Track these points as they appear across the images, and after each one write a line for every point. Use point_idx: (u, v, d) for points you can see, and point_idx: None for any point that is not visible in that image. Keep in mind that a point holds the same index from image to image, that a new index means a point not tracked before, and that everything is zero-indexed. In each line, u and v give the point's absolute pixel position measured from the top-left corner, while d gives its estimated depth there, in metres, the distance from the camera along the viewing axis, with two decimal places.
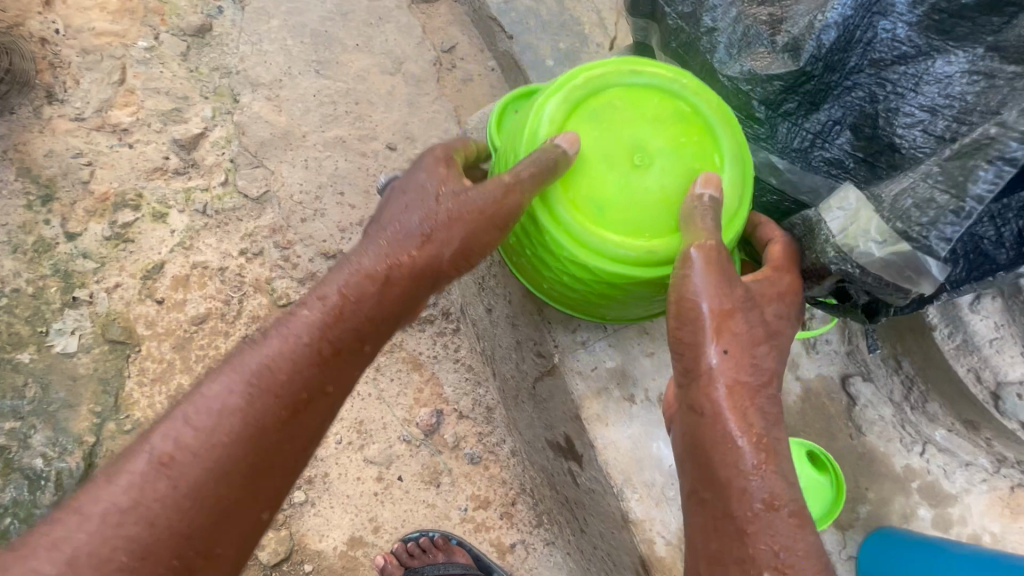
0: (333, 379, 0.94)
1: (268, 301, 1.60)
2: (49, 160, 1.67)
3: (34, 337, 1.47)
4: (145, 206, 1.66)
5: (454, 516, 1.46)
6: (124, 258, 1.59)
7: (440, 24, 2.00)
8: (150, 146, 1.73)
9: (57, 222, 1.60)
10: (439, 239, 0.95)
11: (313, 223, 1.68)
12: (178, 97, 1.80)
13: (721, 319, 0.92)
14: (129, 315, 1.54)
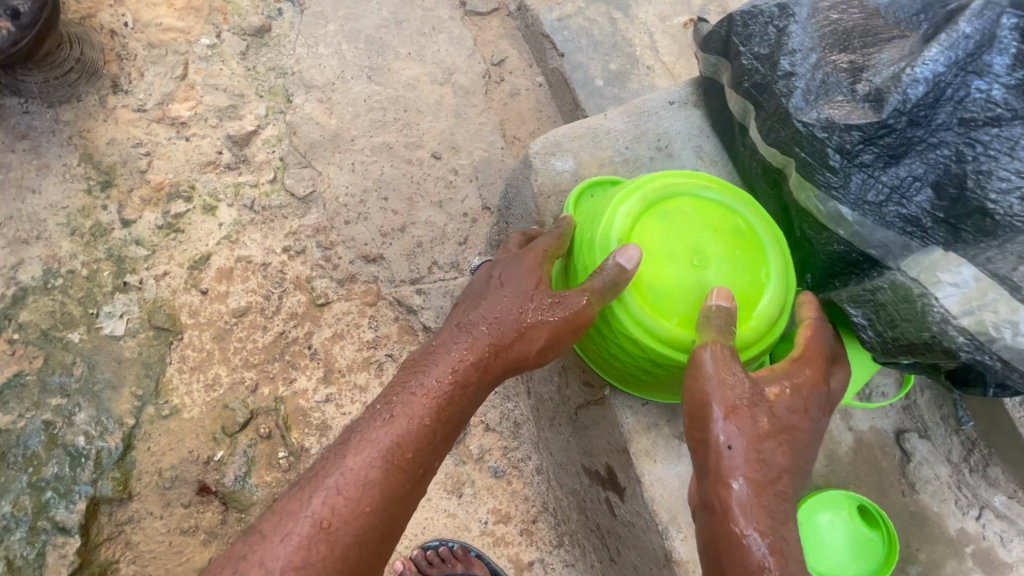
0: (437, 453, 1.08)
1: (307, 299, 1.63)
2: (110, 148, 1.74)
3: (85, 318, 1.53)
4: (197, 198, 1.71)
5: (474, 528, 1.46)
6: (174, 247, 1.65)
7: (491, 37, 2.03)
8: (205, 141, 1.79)
9: (114, 208, 1.67)
10: (530, 336, 1.08)
11: (356, 226, 1.71)
12: (234, 95, 1.86)
13: (728, 416, 0.95)
14: (175, 303, 1.59)
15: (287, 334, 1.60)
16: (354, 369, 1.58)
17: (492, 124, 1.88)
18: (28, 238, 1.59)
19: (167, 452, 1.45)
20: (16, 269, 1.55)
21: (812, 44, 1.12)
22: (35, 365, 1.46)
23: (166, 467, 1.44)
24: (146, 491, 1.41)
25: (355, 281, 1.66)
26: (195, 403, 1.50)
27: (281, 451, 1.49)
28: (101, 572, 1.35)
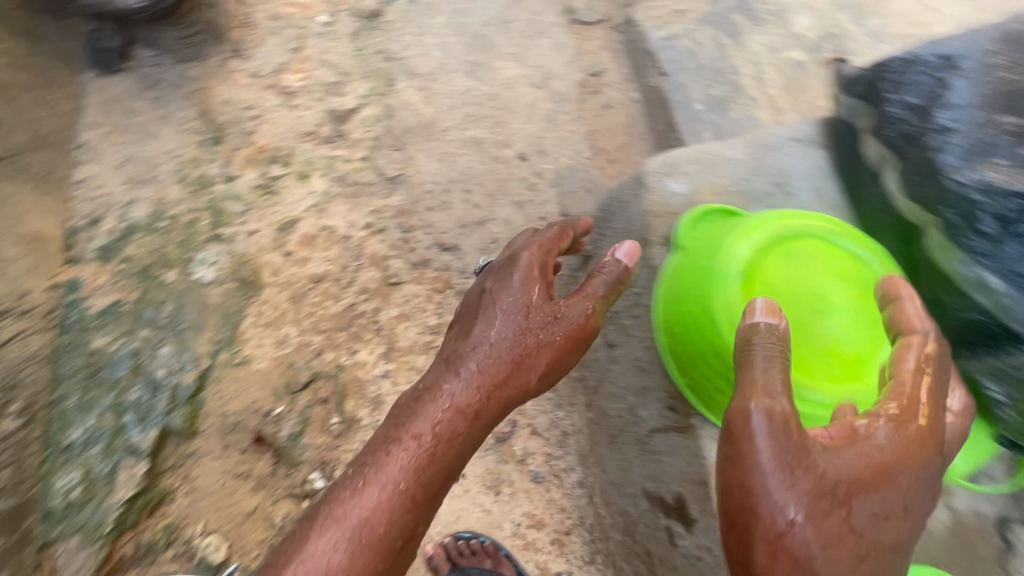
0: (434, 499, 1.07)
1: (380, 276, 1.69)
2: (224, 107, 1.86)
3: (180, 261, 1.63)
4: (294, 165, 1.81)
5: (506, 527, 1.47)
6: (266, 208, 1.74)
7: (592, 47, 2.03)
8: (308, 112, 1.88)
9: (219, 163, 1.78)
10: (528, 365, 1.11)
11: (437, 214, 1.75)
12: (341, 73, 1.95)
13: (773, 547, 0.84)
14: (259, 260, 1.68)
15: (357, 307, 1.66)
16: (415, 350, 1.63)
17: (581, 132, 1.88)
18: (142, 179, 1.72)
19: (233, 398, 1.53)
20: (127, 206, 1.68)
21: (978, 102, 1.11)
22: (132, 297, 1.57)
23: (230, 412, 1.52)
24: (209, 431, 1.50)
25: (427, 267, 1.71)
26: (264, 357, 1.58)
27: (334, 417, 1.55)
28: (160, 499, 1.42)
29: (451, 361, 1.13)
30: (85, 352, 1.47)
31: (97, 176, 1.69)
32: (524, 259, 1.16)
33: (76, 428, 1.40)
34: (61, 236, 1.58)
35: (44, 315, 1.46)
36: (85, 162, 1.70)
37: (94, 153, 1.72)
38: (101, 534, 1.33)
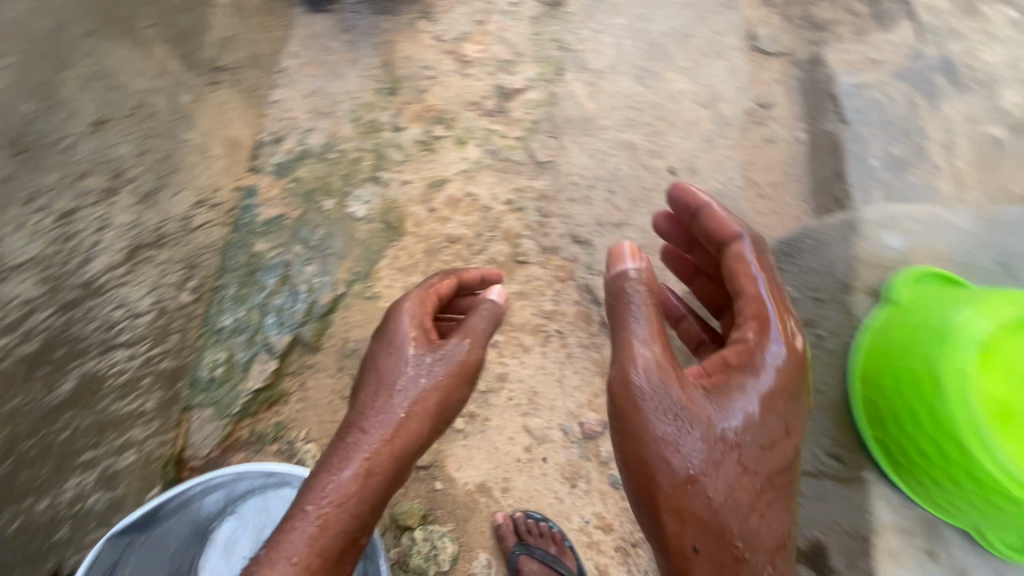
0: (332, 547, 1.12)
1: (510, 252, 1.76)
2: (405, 62, 1.98)
3: (340, 192, 1.77)
4: (454, 129, 1.90)
5: (575, 521, 1.53)
6: (422, 163, 1.85)
7: (767, 78, 1.95)
8: (477, 83, 1.97)
9: (390, 112, 1.90)
10: (415, 418, 1.20)
11: (577, 208, 1.79)
12: (516, 52, 2.02)
13: (677, 508, 1.00)
14: (405, 210, 1.79)
15: (481, 275, 1.74)
16: (526, 329, 1.68)
17: (738, 160, 1.83)
18: (323, 112, 1.87)
19: (356, 328, 1.66)
20: (306, 133, 1.83)
21: None
22: (294, 215, 1.71)
23: (352, 339, 1.65)
24: (330, 351, 1.63)
25: (555, 255, 1.75)
26: (390, 299, 1.70)
27: None
28: (278, 397, 1.57)
29: (341, 433, 1.21)
30: (247, 254, 1.62)
31: (286, 100, 1.86)
32: (399, 304, 1.29)
33: (227, 316, 1.56)
34: (250, 146, 1.75)
35: (225, 210, 1.61)
36: (280, 87, 1.87)
37: (288, 79, 1.88)
38: (231, 412, 1.49)
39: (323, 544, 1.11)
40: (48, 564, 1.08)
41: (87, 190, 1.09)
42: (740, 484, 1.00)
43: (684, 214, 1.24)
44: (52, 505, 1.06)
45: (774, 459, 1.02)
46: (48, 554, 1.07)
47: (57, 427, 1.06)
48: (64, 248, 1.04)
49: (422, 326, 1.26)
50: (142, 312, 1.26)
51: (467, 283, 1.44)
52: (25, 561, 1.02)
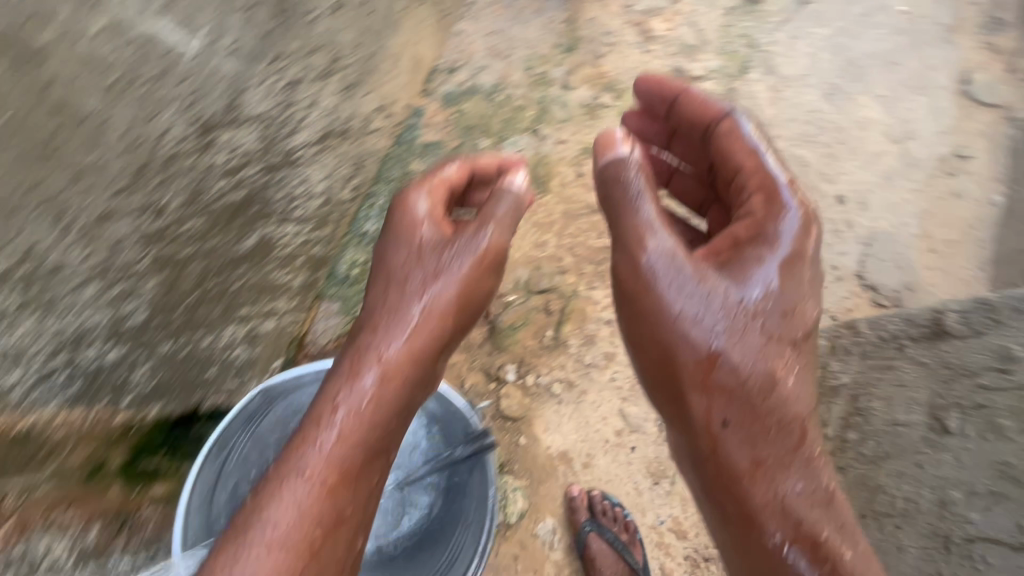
0: (358, 462, 0.97)
1: None
2: (588, 24, 1.94)
3: (498, 135, 1.78)
4: (622, 101, 1.85)
5: (649, 517, 1.50)
6: (583, 127, 1.82)
7: (971, 128, 1.77)
8: (655, 61, 1.90)
9: (564, 69, 1.88)
10: (436, 308, 1.04)
11: None
12: (702, 38, 1.93)
13: (705, 393, 0.91)
14: (554, 167, 1.77)
15: None
16: None
17: (917, 206, 1.67)
18: (500, 54, 1.88)
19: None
20: (479, 70, 1.84)
21: None
22: (451, 145, 1.74)
23: None
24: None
25: None
26: (520, 251, 1.71)
27: (549, 331, 1.65)
28: None
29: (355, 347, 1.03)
30: (402, 170, 1.66)
31: (469, 35, 1.87)
32: (402, 197, 1.10)
33: (371, 223, 1.58)
34: (426, 69, 1.76)
35: (394, 123, 1.65)
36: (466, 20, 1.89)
37: (475, 15, 1.90)
38: (355, 311, 1.48)
39: (344, 455, 0.96)
40: (196, 396, 1.12)
41: (310, 67, 1.12)
42: (768, 355, 0.90)
43: (660, 107, 1.14)
44: (211, 345, 1.11)
45: (797, 326, 0.92)
46: (197, 389, 1.12)
47: (234, 275, 1.11)
48: (282, 115, 1.08)
49: (431, 212, 1.08)
50: (313, 197, 1.31)
51: (482, 173, 1.17)
52: (183, 388, 1.07)
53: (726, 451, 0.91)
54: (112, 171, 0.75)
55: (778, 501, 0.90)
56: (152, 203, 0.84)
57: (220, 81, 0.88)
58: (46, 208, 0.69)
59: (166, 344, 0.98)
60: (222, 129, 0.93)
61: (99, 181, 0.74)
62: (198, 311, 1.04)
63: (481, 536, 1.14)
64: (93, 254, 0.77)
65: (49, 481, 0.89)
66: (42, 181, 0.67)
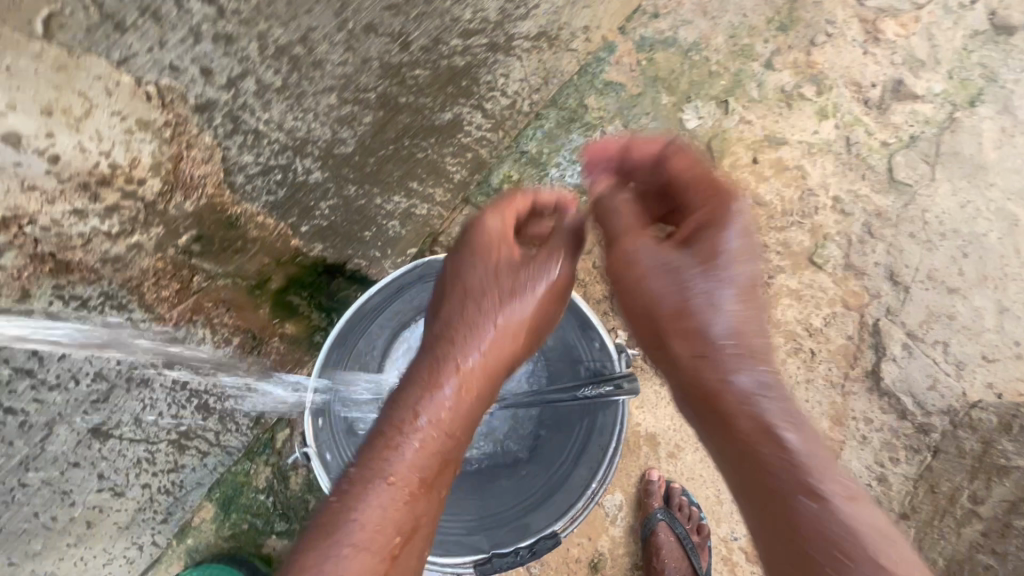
0: (438, 453, 0.90)
1: (808, 247, 1.53)
2: (811, 6, 1.62)
3: (680, 95, 1.57)
4: (825, 98, 1.59)
5: (723, 530, 1.44)
6: (774, 113, 1.58)
7: None
8: (873, 67, 1.60)
9: (770, 48, 1.60)
10: (522, 292, 0.95)
11: (911, 245, 1.50)
12: (933, 55, 1.60)
13: (687, 337, 0.85)
14: (731, 144, 1.57)
15: (766, 251, 1.53)
16: (781, 329, 1.51)
17: None
18: (707, 13, 1.60)
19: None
20: (682, 24, 1.59)
21: None
22: (631, 92, 1.55)
23: None
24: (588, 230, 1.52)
25: (856, 279, 1.51)
26: None
27: None
28: None
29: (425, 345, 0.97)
30: (579, 100, 1.52)
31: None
32: (479, 216, 1.01)
33: (532, 143, 1.50)
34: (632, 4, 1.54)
35: (586, 49, 1.50)
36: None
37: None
38: None
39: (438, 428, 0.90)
40: (348, 251, 1.17)
41: None
42: (749, 298, 0.86)
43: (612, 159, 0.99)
44: (379, 207, 1.14)
45: (750, 291, 0.86)
46: (352, 244, 1.16)
47: (420, 146, 1.11)
48: None
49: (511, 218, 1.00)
50: (505, 94, 1.24)
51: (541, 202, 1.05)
52: (343, 236, 1.12)
53: (708, 378, 0.83)
54: None
55: (756, 415, 0.81)
56: (402, 34, 0.86)
57: None
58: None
59: (351, 187, 1.04)
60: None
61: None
62: (384, 167, 1.07)
63: (591, 484, 1.12)
64: (347, 62, 0.82)
65: (229, 279, 0.98)
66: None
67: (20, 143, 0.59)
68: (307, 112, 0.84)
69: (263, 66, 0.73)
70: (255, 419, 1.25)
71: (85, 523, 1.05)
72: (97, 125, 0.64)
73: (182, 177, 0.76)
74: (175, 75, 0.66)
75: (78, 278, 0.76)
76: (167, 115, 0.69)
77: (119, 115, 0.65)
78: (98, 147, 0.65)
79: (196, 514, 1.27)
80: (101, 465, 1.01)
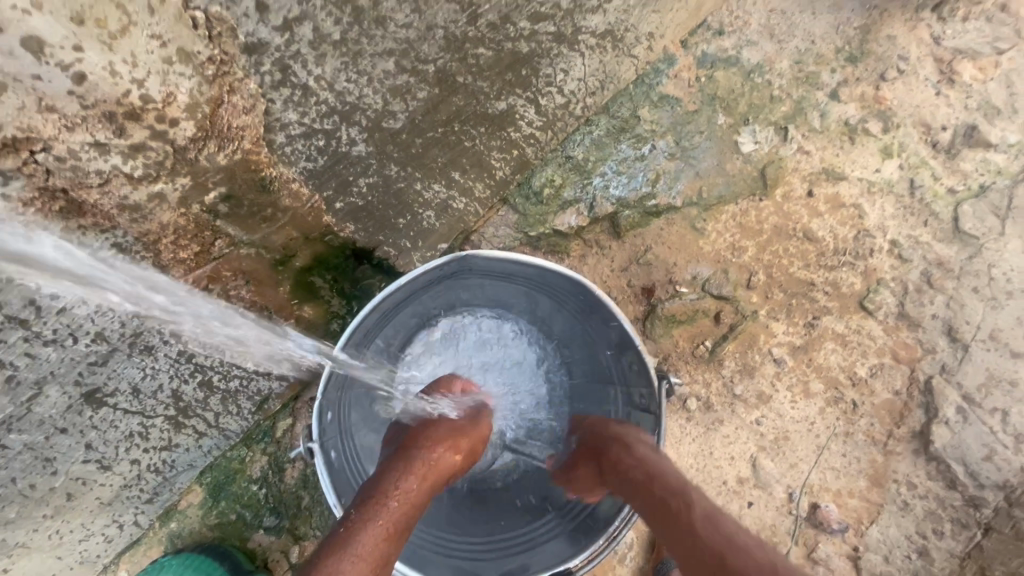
0: (409, 522, 0.86)
1: (860, 291, 1.43)
2: (884, 39, 1.50)
3: (737, 117, 1.48)
4: (891, 136, 1.49)
5: None
6: (834, 146, 1.49)
7: None
8: (946, 110, 1.48)
9: (837, 77, 1.50)
10: (476, 420, 1.06)
11: (974, 300, 1.38)
12: (1011, 103, 1.47)
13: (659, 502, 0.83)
14: (787, 173, 1.47)
15: (813, 289, 1.44)
16: (823, 374, 1.41)
17: None
18: (775, 35, 1.50)
19: (664, 246, 1.45)
20: (748, 44, 1.49)
21: None
22: (688, 108, 1.46)
23: (652, 252, 1.45)
24: (626, 246, 1.46)
25: (908, 330, 1.41)
26: (711, 244, 1.46)
27: (707, 342, 1.43)
28: (580, 251, 1.47)
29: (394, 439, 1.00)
30: (632, 111, 1.43)
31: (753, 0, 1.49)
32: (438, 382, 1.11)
33: (578, 149, 1.42)
34: (698, 18, 1.45)
35: (646, 58, 1.42)
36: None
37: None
38: (528, 232, 1.42)
39: (417, 492, 0.89)
40: (380, 236, 1.09)
41: None
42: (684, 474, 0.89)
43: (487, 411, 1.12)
44: (418, 192, 1.08)
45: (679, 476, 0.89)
46: (384, 231, 1.09)
47: (469, 133, 1.06)
48: None
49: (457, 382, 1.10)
50: (562, 92, 1.15)
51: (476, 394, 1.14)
52: (378, 221, 1.06)
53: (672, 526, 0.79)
54: None
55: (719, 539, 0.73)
56: (471, 5, 0.88)
57: None
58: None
59: (393, 167, 1.00)
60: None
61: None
62: (429, 150, 1.03)
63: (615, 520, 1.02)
64: (412, 24, 0.84)
65: (252, 248, 0.95)
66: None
67: (42, 52, 0.62)
68: (362, 74, 0.85)
69: (323, 13, 0.76)
70: (258, 404, 1.17)
71: (64, 495, 0.98)
72: (132, 45, 0.67)
73: (217, 125, 0.77)
74: (229, 4, 0.70)
75: (89, 224, 0.77)
76: (212, 49, 0.72)
77: (157, 38, 0.68)
78: (129, 71, 0.68)
79: (183, 497, 1.20)
80: (90, 435, 0.95)
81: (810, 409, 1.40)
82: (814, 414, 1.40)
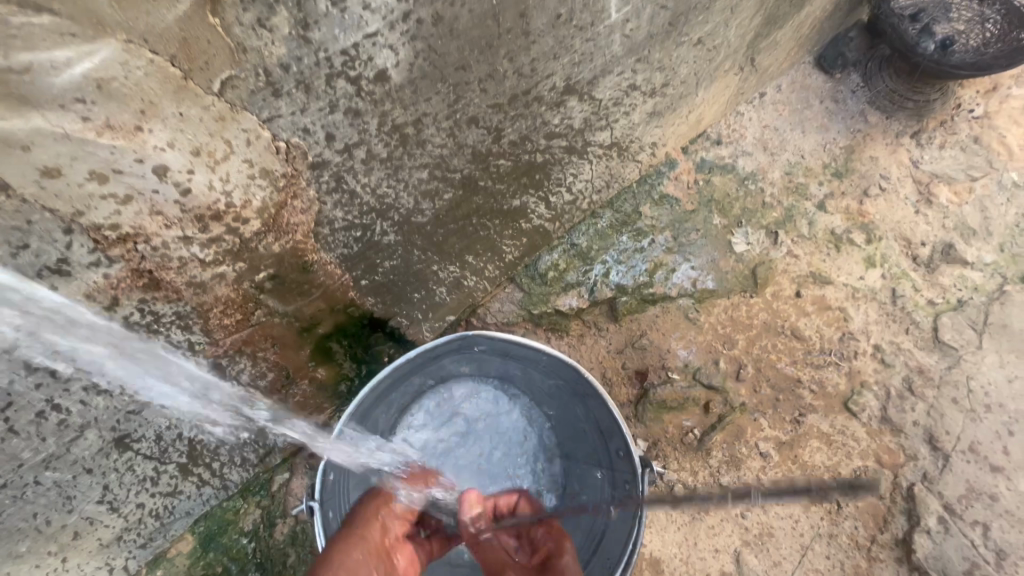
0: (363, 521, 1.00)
1: (845, 391, 1.49)
2: (867, 159, 1.66)
3: (733, 219, 1.60)
4: (875, 247, 1.60)
5: None
6: (821, 252, 1.60)
7: None
8: (925, 227, 1.60)
9: (825, 189, 1.64)
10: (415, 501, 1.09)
11: (955, 411, 1.43)
12: (986, 226, 1.59)
13: None
14: (777, 272, 1.58)
15: (799, 386, 1.50)
16: (807, 472, 1.44)
17: None
18: (767, 148, 1.66)
19: (658, 331, 1.53)
20: (743, 154, 1.65)
21: None
22: (686, 207, 1.59)
23: (647, 336, 1.53)
24: (622, 330, 1.54)
25: (891, 435, 1.45)
26: (703, 334, 1.54)
27: (695, 430, 1.48)
28: (578, 330, 1.56)
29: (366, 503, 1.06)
30: (634, 206, 1.56)
31: (748, 117, 1.67)
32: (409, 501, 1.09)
33: (584, 237, 1.54)
34: (699, 129, 1.62)
35: (650, 161, 1.57)
36: (751, 102, 1.67)
37: (764, 101, 1.68)
38: (532, 309, 1.51)
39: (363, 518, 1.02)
40: (395, 309, 1.20)
41: (649, 80, 1.21)
42: None
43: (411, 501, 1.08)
44: (435, 272, 1.20)
45: None
46: (400, 303, 1.20)
47: (485, 226, 1.20)
48: (608, 108, 1.19)
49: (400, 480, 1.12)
50: (570, 191, 1.30)
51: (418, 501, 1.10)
52: (395, 295, 1.18)
53: None
54: (476, 71, 0.92)
55: None
56: (497, 128, 1.03)
57: (571, 52, 1.00)
58: (450, 93, 0.92)
59: (416, 252, 1.13)
60: (575, 94, 1.09)
61: (491, 89, 0.96)
62: (449, 239, 1.16)
63: None
64: (445, 145, 0.99)
65: (286, 318, 1.05)
66: (465, 68, 0.90)
67: (166, 175, 0.77)
68: (400, 182, 0.99)
69: (376, 138, 0.90)
70: (261, 457, 1.24)
71: (72, 533, 1.02)
72: (229, 168, 0.81)
73: (279, 223, 0.90)
74: (305, 136, 0.83)
75: (161, 296, 0.87)
76: (286, 168, 0.85)
77: (249, 162, 0.82)
78: (223, 186, 0.82)
79: (174, 545, 1.22)
80: (109, 477, 1.00)
81: (794, 505, 1.42)
82: (799, 511, 1.42)
